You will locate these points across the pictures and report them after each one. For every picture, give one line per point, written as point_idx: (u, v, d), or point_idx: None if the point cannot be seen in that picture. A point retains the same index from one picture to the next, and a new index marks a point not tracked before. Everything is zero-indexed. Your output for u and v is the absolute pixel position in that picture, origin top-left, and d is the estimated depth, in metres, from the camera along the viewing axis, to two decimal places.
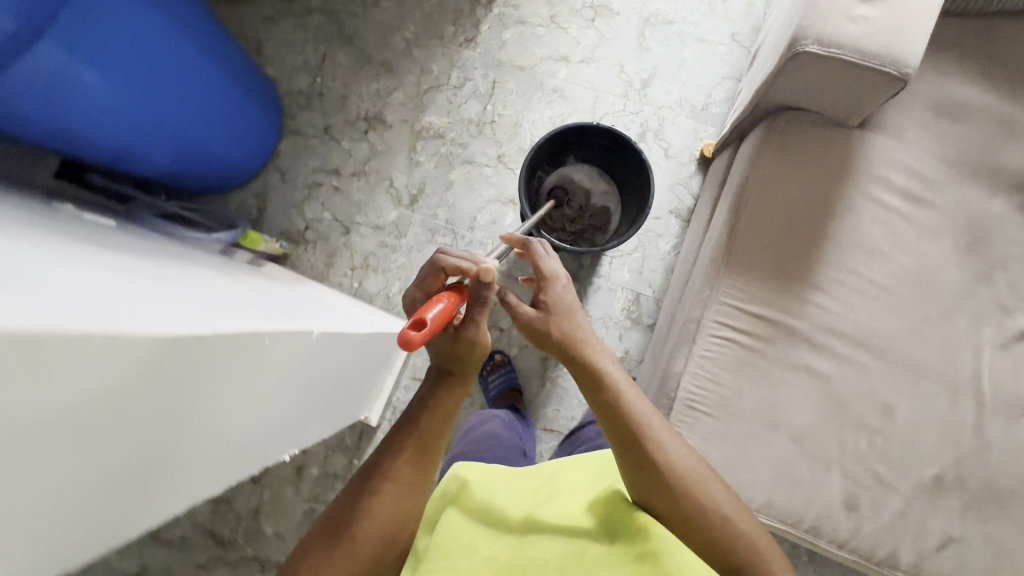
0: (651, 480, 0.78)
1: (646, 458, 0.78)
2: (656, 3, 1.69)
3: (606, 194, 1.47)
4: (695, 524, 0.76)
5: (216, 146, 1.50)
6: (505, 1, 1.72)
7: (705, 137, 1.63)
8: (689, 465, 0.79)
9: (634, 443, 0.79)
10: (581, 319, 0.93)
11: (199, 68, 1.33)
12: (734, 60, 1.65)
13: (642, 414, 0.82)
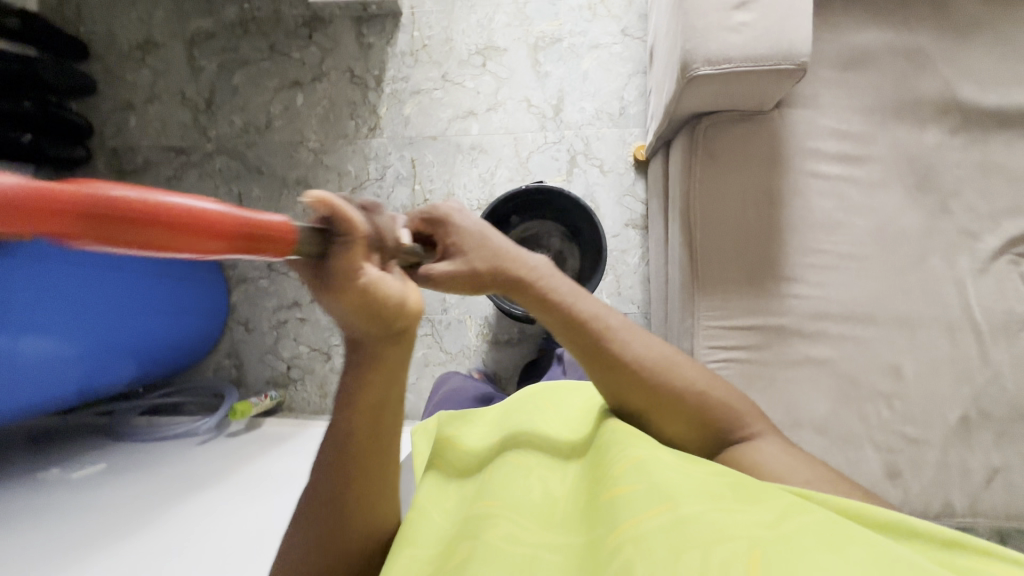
0: (623, 378, 0.81)
1: (613, 361, 0.81)
2: (538, 25, 1.65)
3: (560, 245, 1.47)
4: (674, 406, 0.80)
5: (169, 331, 1.45)
6: (392, 77, 1.68)
7: (632, 141, 1.61)
8: (654, 351, 0.83)
9: (600, 350, 0.81)
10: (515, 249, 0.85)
11: (121, 272, 1.27)
12: (633, 55, 1.63)
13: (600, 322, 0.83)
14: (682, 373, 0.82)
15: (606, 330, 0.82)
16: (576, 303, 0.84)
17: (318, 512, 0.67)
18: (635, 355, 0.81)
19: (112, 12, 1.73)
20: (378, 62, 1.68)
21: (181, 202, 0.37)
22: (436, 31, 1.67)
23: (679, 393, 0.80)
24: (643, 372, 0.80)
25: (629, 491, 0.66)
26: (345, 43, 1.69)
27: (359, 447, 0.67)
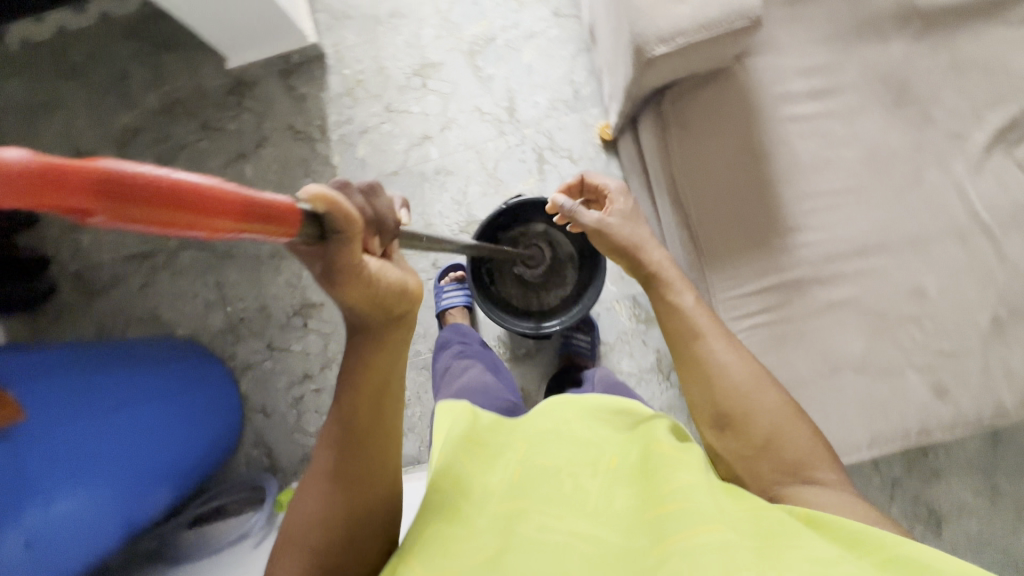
0: (702, 377, 0.76)
1: (706, 364, 0.77)
2: (469, 30, 1.59)
3: (564, 254, 1.42)
4: (744, 422, 0.73)
5: (189, 440, 1.39)
6: (336, 122, 1.61)
7: (595, 122, 1.57)
8: (746, 367, 0.77)
9: (699, 350, 0.78)
10: (628, 224, 0.92)
11: (118, 404, 1.20)
12: (572, 35, 1.57)
13: (698, 321, 0.80)
14: (768, 395, 0.75)
15: (710, 333, 0.79)
16: (690, 301, 0.83)
17: (326, 511, 0.62)
18: (732, 362, 0.76)
19: (29, 133, 1.63)
20: (317, 111, 1.61)
21: (179, 177, 0.31)
22: (367, 63, 1.61)
23: (758, 414, 0.73)
24: (734, 383, 0.75)
25: (681, 506, 0.61)
26: (279, 101, 1.61)
27: (373, 434, 0.65)
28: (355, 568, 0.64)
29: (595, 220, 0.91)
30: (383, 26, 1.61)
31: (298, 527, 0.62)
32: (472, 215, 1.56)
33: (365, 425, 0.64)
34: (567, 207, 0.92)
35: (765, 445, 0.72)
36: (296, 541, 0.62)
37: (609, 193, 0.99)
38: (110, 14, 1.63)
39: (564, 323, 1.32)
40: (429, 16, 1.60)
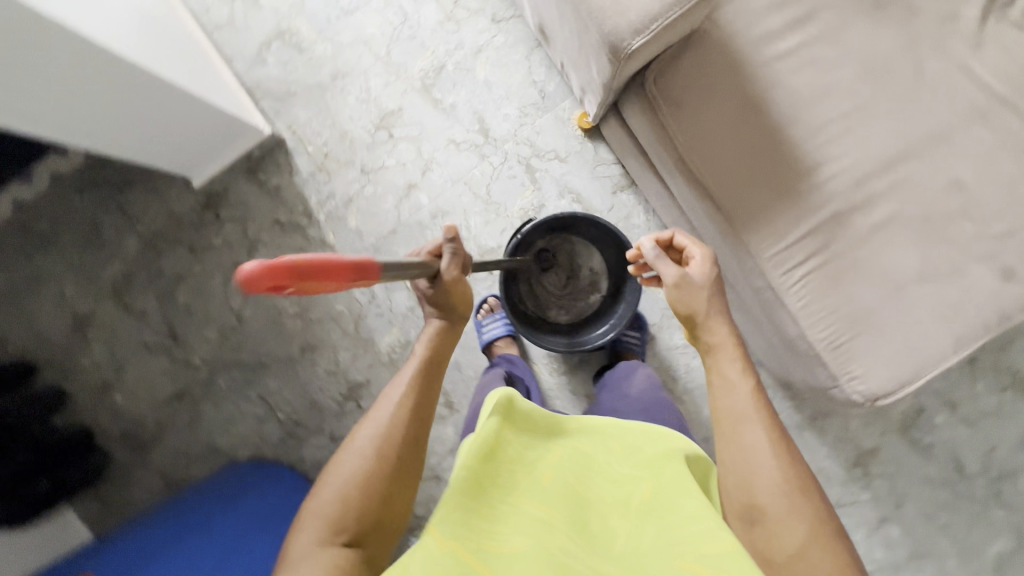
0: (738, 466, 0.75)
1: (746, 452, 0.75)
2: (415, 67, 1.54)
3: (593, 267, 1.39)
4: (779, 522, 0.70)
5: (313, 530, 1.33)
6: (319, 201, 1.56)
7: (570, 115, 1.53)
8: (789, 463, 0.73)
9: (746, 433, 0.76)
10: (705, 284, 0.91)
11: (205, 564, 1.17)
12: (518, 36, 1.52)
13: (742, 403, 0.79)
14: (810, 505, 0.71)
15: (758, 421, 0.77)
16: (744, 381, 0.81)
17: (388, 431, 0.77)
18: (777, 459, 0.73)
19: (24, 316, 1.59)
20: (296, 197, 1.57)
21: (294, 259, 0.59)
22: (327, 134, 1.56)
23: (794, 516, 0.70)
24: (773, 477, 0.72)
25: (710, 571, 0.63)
26: (255, 200, 1.57)
27: (434, 387, 0.84)
28: (392, 496, 0.74)
29: (676, 274, 0.92)
30: (330, 91, 1.55)
31: (362, 435, 0.76)
32: (483, 247, 1.54)
33: (428, 380, 0.84)
34: (659, 258, 0.95)
35: (794, 552, 0.68)
36: (359, 448, 0.75)
37: (693, 252, 0.96)
38: (59, 173, 1.57)
39: (602, 340, 1.32)
40: (371, 66, 1.55)
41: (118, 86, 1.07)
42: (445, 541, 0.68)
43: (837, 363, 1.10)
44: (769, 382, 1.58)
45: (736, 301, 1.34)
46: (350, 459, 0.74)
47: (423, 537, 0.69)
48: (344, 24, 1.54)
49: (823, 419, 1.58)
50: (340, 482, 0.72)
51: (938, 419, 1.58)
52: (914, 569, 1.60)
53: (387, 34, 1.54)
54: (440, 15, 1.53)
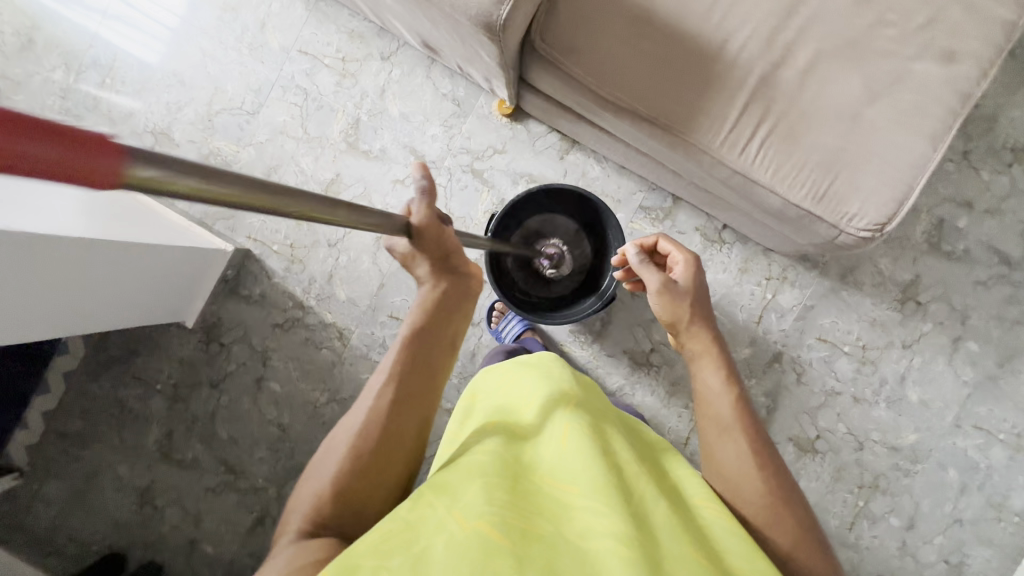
0: (728, 475, 0.81)
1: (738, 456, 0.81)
2: (334, 132, 1.58)
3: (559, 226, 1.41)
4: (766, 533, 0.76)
5: None
6: (306, 289, 1.61)
7: (489, 109, 1.56)
8: (774, 477, 0.80)
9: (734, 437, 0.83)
10: (691, 301, 0.98)
11: None
12: (411, 62, 1.56)
13: (728, 415, 0.85)
14: (790, 501, 0.78)
15: (742, 433, 0.83)
16: (728, 390, 0.88)
17: (380, 394, 0.79)
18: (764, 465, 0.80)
19: (94, 513, 1.64)
20: (284, 296, 1.62)
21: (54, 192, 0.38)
22: (286, 227, 1.62)
23: (779, 527, 0.76)
24: (756, 478, 0.79)
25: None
26: (249, 315, 1.62)
27: (416, 376, 0.82)
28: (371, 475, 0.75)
29: (659, 282, 1.00)
30: None
31: (355, 406, 0.80)
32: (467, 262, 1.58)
33: (425, 343, 0.85)
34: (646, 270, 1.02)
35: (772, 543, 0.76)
36: (349, 424, 0.79)
37: (676, 259, 1.04)
38: (70, 371, 1.65)
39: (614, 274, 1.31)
40: (296, 149, 1.59)
41: (85, 265, 1.12)
42: (468, 522, 0.64)
43: (831, 211, 1.08)
44: (787, 262, 1.56)
45: (715, 200, 1.34)
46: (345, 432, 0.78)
47: (445, 519, 0.65)
48: (255, 124, 1.60)
49: (854, 273, 1.56)
50: (330, 460, 0.75)
51: (963, 222, 1.54)
52: (1009, 372, 1.56)
53: (297, 115, 1.59)
54: (334, 76, 1.58)
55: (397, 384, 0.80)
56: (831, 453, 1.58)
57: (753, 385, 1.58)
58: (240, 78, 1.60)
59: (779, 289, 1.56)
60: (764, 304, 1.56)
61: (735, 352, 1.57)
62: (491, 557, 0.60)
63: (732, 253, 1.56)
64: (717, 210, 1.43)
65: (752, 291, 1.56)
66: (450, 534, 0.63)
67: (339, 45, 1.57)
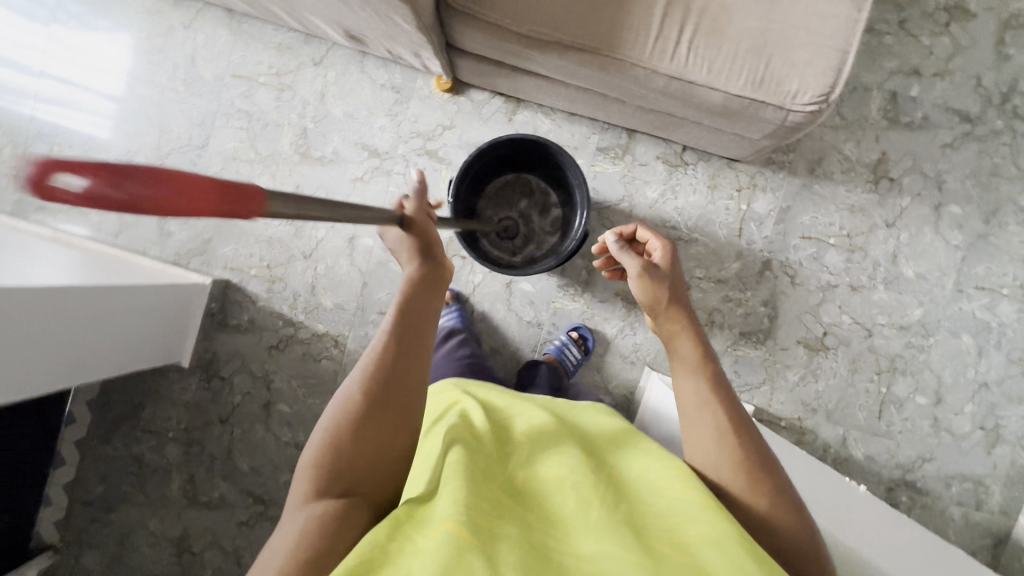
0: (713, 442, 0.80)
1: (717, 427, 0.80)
2: (285, 146, 1.60)
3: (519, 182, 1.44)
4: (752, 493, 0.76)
5: None
6: (292, 305, 1.62)
7: (429, 88, 1.57)
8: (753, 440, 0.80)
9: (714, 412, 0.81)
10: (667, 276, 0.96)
11: None
12: (344, 61, 1.58)
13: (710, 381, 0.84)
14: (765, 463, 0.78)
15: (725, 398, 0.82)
16: (706, 369, 0.84)
17: (372, 368, 0.68)
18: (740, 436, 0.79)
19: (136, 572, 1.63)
20: (273, 317, 1.62)
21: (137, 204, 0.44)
22: (259, 249, 1.62)
23: (764, 489, 0.76)
24: (740, 456, 0.77)
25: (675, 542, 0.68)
26: (243, 344, 1.63)
27: (412, 347, 0.71)
28: (380, 450, 0.67)
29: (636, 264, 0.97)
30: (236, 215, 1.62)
31: (343, 384, 0.69)
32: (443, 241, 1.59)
33: (413, 314, 0.72)
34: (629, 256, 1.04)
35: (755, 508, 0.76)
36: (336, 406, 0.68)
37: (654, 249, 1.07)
38: (80, 439, 1.64)
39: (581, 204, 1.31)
40: (252, 171, 1.60)
41: (63, 314, 1.12)
42: (438, 527, 0.63)
43: (773, 92, 1.08)
44: (754, 168, 1.55)
45: (666, 119, 1.34)
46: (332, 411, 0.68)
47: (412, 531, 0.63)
48: (207, 156, 1.61)
49: (822, 165, 1.56)
50: (317, 440, 0.66)
51: (915, 91, 1.55)
52: (998, 227, 1.55)
53: (245, 138, 1.60)
54: (272, 92, 1.59)
55: (387, 368, 0.69)
56: (842, 346, 1.58)
57: (750, 297, 1.57)
58: (183, 116, 1.61)
59: (753, 198, 1.56)
60: (742, 216, 1.56)
61: (724, 270, 1.57)
62: (465, 553, 0.60)
63: (698, 173, 1.56)
64: (672, 131, 1.43)
65: (726, 206, 1.56)
66: (423, 545, 0.61)
67: (270, 62, 1.59)
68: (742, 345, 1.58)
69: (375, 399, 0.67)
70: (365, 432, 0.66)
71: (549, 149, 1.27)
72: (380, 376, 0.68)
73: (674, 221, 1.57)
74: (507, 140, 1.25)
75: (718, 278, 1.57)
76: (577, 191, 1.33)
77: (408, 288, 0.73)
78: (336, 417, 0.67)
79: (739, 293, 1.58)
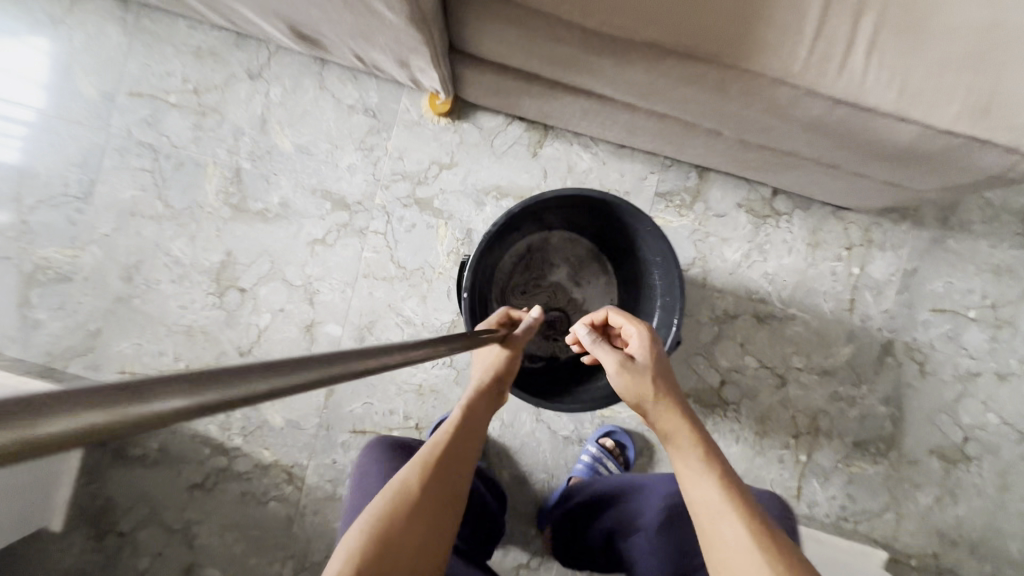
0: None
1: (723, 549, 0.54)
2: (210, 194, 1.10)
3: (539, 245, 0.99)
4: None
5: None
6: (224, 423, 1.12)
7: (418, 111, 1.10)
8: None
9: (716, 524, 0.55)
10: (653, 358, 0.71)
11: None
12: (294, 72, 1.10)
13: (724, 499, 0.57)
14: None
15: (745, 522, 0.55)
16: (716, 479, 0.59)
17: (437, 452, 0.63)
18: (752, 559, 0.52)
19: None
20: (195, 442, 1.12)
21: None
22: (173, 343, 1.12)
23: None
24: None
25: None
26: (151, 482, 1.12)
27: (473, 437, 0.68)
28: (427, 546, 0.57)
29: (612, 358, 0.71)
30: (138, 296, 1.11)
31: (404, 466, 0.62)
32: (442, 327, 1.11)
33: (472, 412, 0.70)
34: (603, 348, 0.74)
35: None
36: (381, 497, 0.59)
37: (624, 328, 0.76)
38: None
39: (658, 275, 0.87)
40: (160, 231, 1.10)
41: None
42: None
43: (1005, 127, 0.66)
44: (869, 218, 1.14)
45: (777, 159, 0.91)
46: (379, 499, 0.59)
47: None
48: (93, 211, 1.10)
49: (956, 212, 1.15)
50: (358, 532, 0.55)
51: None
52: None
53: (149, 183, 1.10)
54: (189, 118, 1.10)
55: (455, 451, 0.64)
56: (987, 455, 1.17)
57: (865, 393, 1.15)
58: (54, 151, 1.10)
59: (867, 259, 1.14)
60: (854, 283, 1.14)
61: (831, 357, 1.14)
62: None
63: (794, 226, 1.13)
64: (773, 175, 1.00)
65: (833, 270, 1.14)
66: None
67: (186, 73, 1.10)
68: (858, 459, 1.15)
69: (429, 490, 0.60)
70: (417, 522, 0.57)
71: (620, 212, 0.83)
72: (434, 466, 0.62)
73: (762, 293, 1.13)
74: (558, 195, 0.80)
75: (824, 369, 1.14)
76: (657, 276, 0.87)
77: (474, 391, 0.72)
78: (383, 503, 0.58)
79: (851, 387, 1.15)
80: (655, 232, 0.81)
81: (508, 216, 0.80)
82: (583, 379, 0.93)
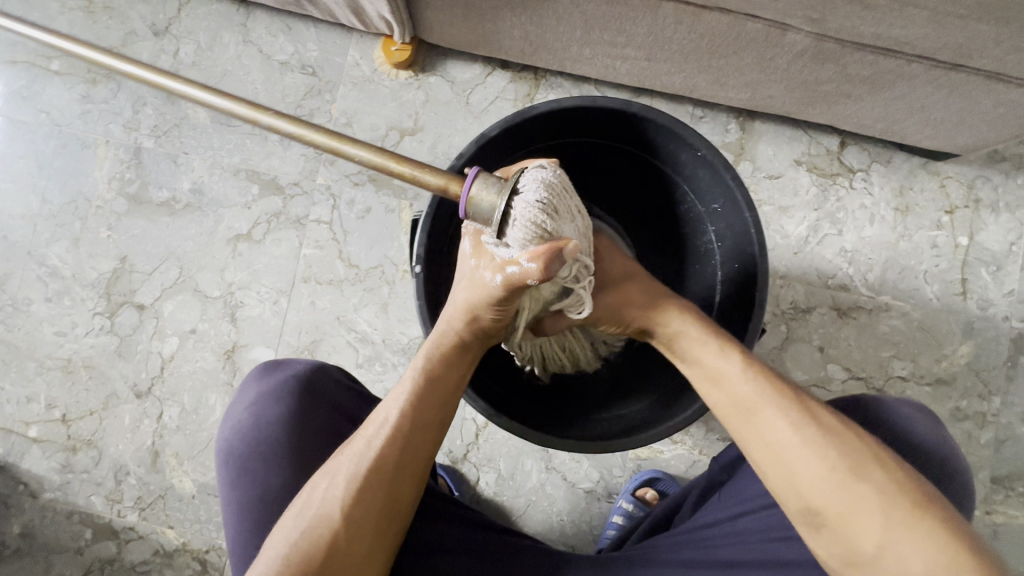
0: (831, 477, 0.42)
1: (771, 454, 0.45)
2: (102, 185, 0.84)
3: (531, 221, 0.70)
4: (906, 528, 0.39)
5: None
6: (111, 492, 0.81)
7: (369, 64, 0.85)
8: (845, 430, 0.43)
9: (754, 426, 0.46)
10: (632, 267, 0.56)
11: None
12: (210, 26, 0.86)
13: (749, 395, 0.46)
14: (872, 486, 0.41)
15: (776, 405, 0.45)
16: (734, 371, 0.47)
17: (358, 455, 0.46)
18: (812, 458, 0.43)
19: None
20: (72, 522, 0.81)
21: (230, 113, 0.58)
22: (47, 385, 0.82)
23: (913, 528, 0.39)
24: (847, 476, 0.41)
25: None
26: None
27: (421, 415, 0.48)
28: (353, 540, 0.44)
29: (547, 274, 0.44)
30: (2, 322, 0.83)
31: (325, 476, 0.46)
32: (409, 346, 0.81)
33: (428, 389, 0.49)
34: (487, 186, 0.45)
35: (868, 558, 0.40)
36: (297, 510, 0.45)
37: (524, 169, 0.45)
38: None
39: (714, 218, 0.59)
40: (34, 235, 0.84)
41: None
42: None
43: None
44: (972, 171, 0.85)
45: (864, 71, 0.65)
46: (320, 482, 0.46)
47: None
48: None
49: None
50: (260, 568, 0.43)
51: None
52: None
53: (24, 175, 0.85)
54: (75, 88, 0.86)
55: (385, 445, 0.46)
56: None
57: (1000, 409, 0.83)
58: None
59: (975, 224, 0.85)
60: (963, 258, 0.84)
61: (946, 361, 0.83)
62: None
63: (873, 187, 0.85)
64: (853, 106, 0.73)
65: (932, 242, 0.85)
66: None
67: (71, 33, 0.86)
68: (1002, 503, 0.82)
69: (350, 517, 0.44)
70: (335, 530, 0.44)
71: (655, 137, 0.57)
72: (346, 488, 0.45)
73: (840, 276, 0.84)
74: (559, 112, 0.55)
75: (938, 377, 0.83)
76: (716, 236, 0.60)
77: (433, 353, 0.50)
78: (306, 526, 0.44)
79: (979, 402, 0.83)
80: (702, 148, 0.54)
81: (483, 143, 0.54)
82: (608, 400, 0.64)
